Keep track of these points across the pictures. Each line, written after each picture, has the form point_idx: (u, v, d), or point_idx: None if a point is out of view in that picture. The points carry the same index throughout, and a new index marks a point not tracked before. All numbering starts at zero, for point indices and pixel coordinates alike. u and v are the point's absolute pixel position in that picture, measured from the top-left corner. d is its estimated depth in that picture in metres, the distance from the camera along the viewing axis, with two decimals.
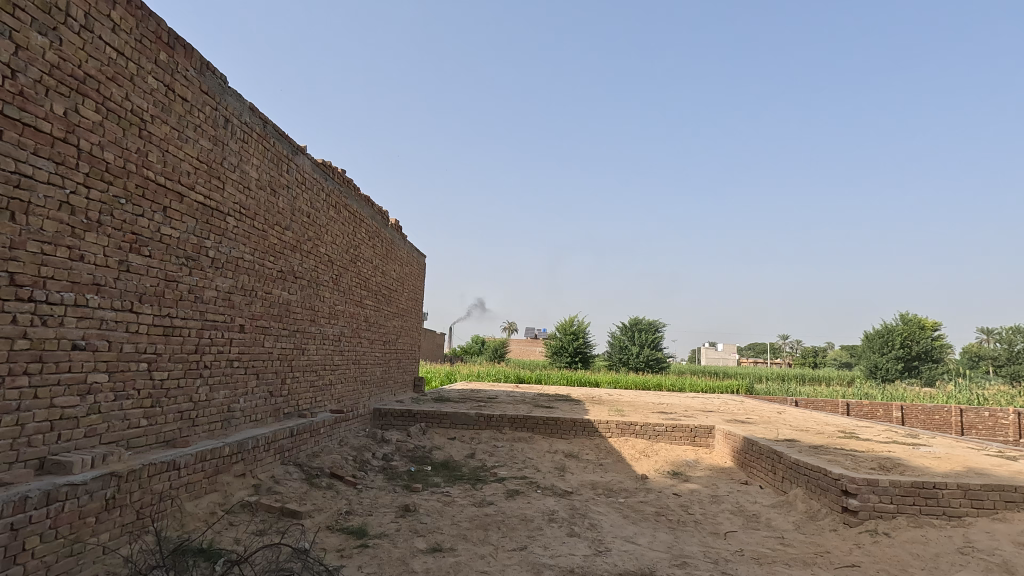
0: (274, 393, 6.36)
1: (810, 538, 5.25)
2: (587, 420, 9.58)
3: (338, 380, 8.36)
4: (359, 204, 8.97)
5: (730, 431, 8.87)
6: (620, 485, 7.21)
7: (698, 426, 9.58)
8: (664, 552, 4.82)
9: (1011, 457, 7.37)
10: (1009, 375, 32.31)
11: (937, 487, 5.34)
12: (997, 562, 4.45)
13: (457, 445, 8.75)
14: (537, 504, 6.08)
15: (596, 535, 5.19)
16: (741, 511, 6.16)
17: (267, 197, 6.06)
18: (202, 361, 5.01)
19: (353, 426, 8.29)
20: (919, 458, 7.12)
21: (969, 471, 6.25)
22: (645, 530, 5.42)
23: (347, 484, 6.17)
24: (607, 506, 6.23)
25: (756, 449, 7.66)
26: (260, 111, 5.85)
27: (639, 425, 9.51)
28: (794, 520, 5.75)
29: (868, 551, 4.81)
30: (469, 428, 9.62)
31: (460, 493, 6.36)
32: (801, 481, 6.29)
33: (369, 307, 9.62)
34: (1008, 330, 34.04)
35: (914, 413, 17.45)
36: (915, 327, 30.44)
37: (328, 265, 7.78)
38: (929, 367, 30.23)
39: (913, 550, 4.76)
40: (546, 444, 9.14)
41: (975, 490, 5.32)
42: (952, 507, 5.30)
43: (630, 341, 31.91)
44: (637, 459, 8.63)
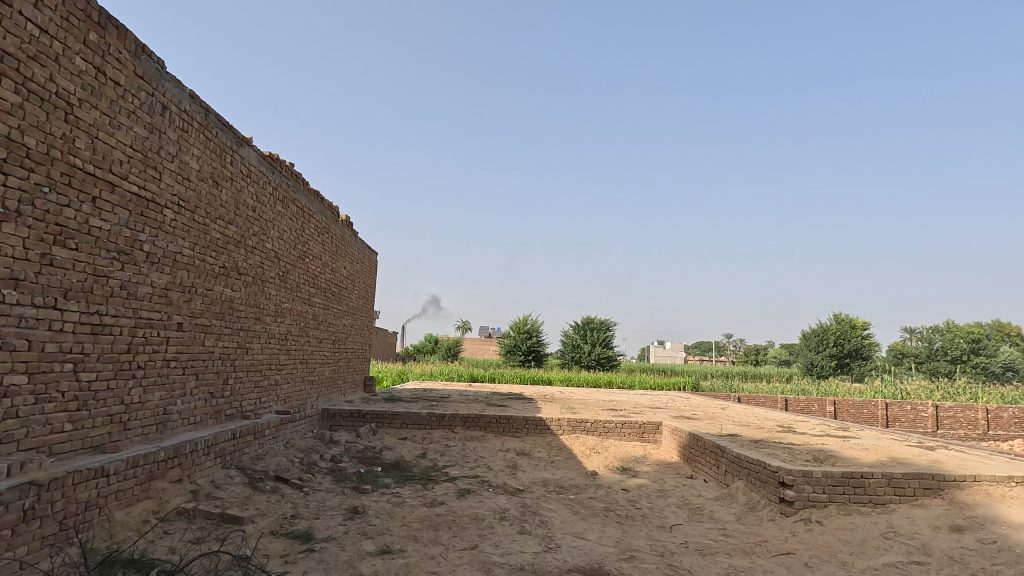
0: (214, 393, 6.08)
1: (749, 528, 5.48)
2: (539, 418, 9.66)
3: (285, 380, 8.10)
4: (308, 199, 8.71)
5: (676, 427, 9.15)
6: (570, 482, 7.30)
7: (647, 423, 9.82)
8: (613, 547, 4.91)
9: (929, 447, 7.93)
10: (928, 371, 34.86)
11: (865, 476, 5.66)
12: (917, 545, 4.78)
13: (408, 446, 8.65)
14: (488, 503, 6.08)
15: (546, 532, 5.24)
16: (687, 505, 6.36)
17: (209, 190, 5.78)
18: (135, 362, 4.73)
19: (299, 428, 8.05)
20: (849, 450, 7.57)
21: (893, 462, 6.66)
22: (593, 526, 5.51)
23: (294, 488, 5.98)
24: (558, 503, 6.30)
25: (701, 444, 7.92)
26: (201, 100, 5.58)
27: (590, 423, 9.66)
28: (735, 512, 5.98)
29: (802, 539, 5.07)
30: (420, 427, 9.50)
31: (411, 494, 6.29)
32: (742, 474, 6.55)
33: (318, 305, 9.36)
34: (929, 330, 36.63)
35: (846, 407, 18.46)
36: (847, 327, 32.29)
37: (274, 261, 7.51)
38: (859, 365, 32.16)
39: (843, 537, 5.04)
40: (498, 443, 9.14)
41: (898, 478, 5.67)
42: (878, 495, 5.63)
43: (582, 339, 32.41)
44: (588, 456, 8.77)
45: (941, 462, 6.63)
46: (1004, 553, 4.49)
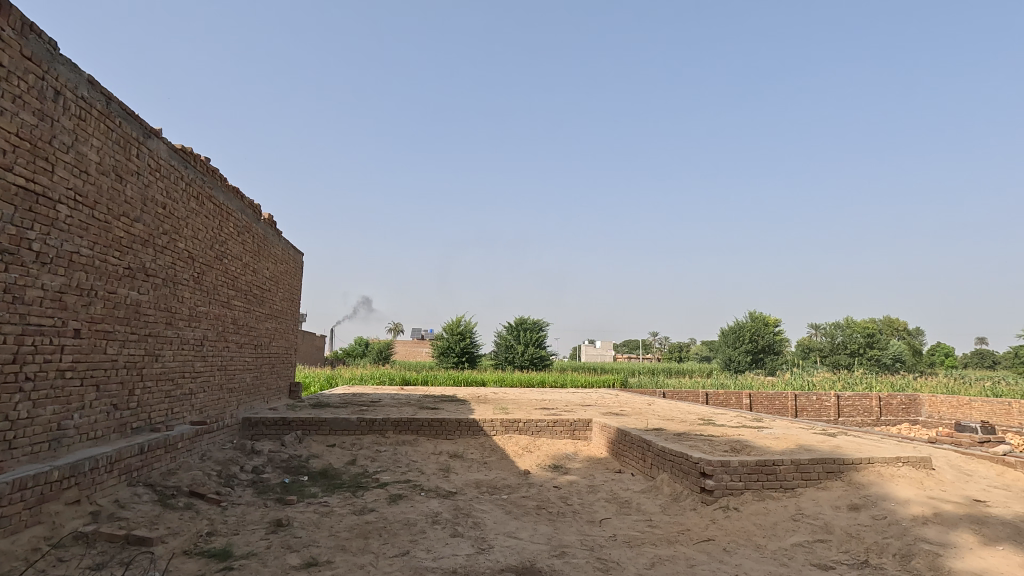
0: (118, 406, 5.60)
1: (673, 518, 5.73)
2: (472, 419, 9.64)
3: (200, 389, 7.59)
4: (226, 196, 8.22)
5: (605, 424, 9.40)
6: (503, 482, 7.34)
7: (578, 420, 10.04)
8: (545, 544, 4.98)
9: (831, 434, 8.61)
10: (830, 363, 37.96)
11: (776, 464, 6.06)
12: (820, 524, 5.18)
13: (337, 452, 8.37)
14: (420, 508, 5.98)
15: (479, 533, 5.23)
16: (615, 499, 6.56)
17: (111, 184, 5.33)
18: (22, 373, 4.27)
19: (217, 439, 7.57)
20: (762, 439, 8.09)
21: (800, 448, 7.18)
22: (526, 524, 5.57)
23: (210, 503, 5.60)
24: (490, 503, 6.30)
25: (628, 439, 8.19)
26: (102, 86, 5.14)
27: (522, 423, 9.74)
28: (660, 503, 6.24)
29: (721, 526, 5.36)
30: (349, 433, 9.21)
31: (340, 502, 6.08)
32: (667, 466, 6.84)
33: (238, 308, 8.86)
34: (831, 326, 39.95)
35: (760, 399, 19.71)
36: (761, 323, 34.53)
37: (188, 262, 7.02)
38: (772, 359, 34.48)
39: (757, 521, 5.38)
40: (430, 446, 9.03)
41: (804, 464, 6.12)
42: (787, 480, 6.05)
43: (515, 340, 32.67)
44: (520, 455, 8.84)
45: (841, 447, 7.22)
46: (893, 527, 4.95)
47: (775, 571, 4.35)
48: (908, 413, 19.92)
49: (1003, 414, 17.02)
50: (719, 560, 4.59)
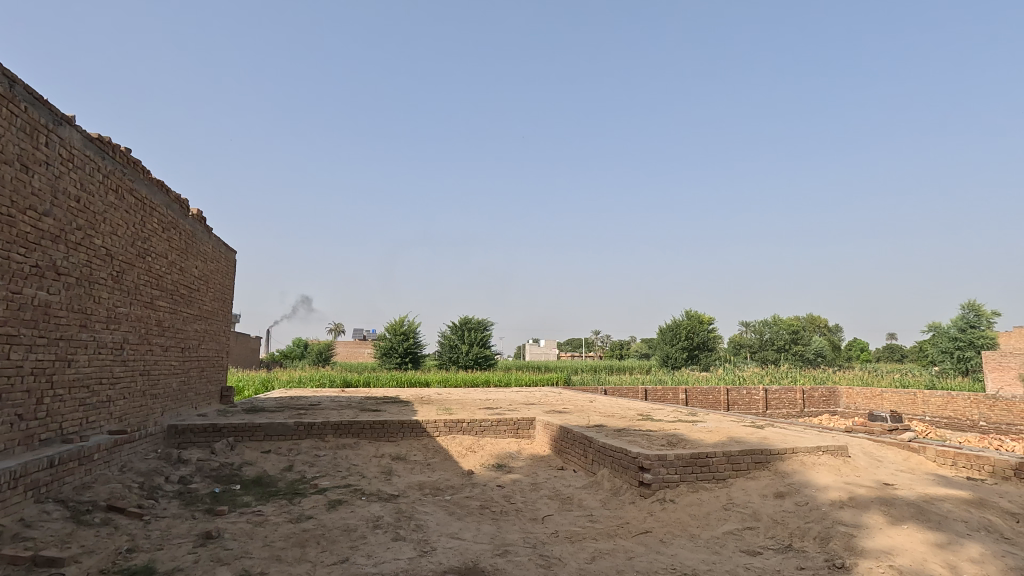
0: (24, 415, 5.14)
1: (613, 512, 5.88)
2: (415, 421, 9.52)
3: (120, 396, 7.09)
4: (149, 189, 7.71)
5: (548, 421, 9.52)
6: (447, 482, 7.29)
7: (521, 419, 10.11)
8: (488, 544, 4.99)
9: (759, 426, 9.09)
10: (760, 358, 40.11)
11: (709, 456, 6.34)
12: (749, 512, 5.46)
13: (272, 459, 8.05)
14: (360, 513, 5.84)
15: (421, 536, 5.17)
16: (557, 495, 6.66)
17: (15, 174, 4.88)
18: None
19: (138, 449, 7.09)
20: (697, 433, 8.44)
21: (731, 441, 7.53)
22: (469, 524, 5.55)
23: (130, 517, 5.24)
24: (433, 505, 6.24)
25: (570, 436, 8.33)
26: (4, 67, 4.70)
27: (466, 423, 9.72)
28: (601, 498, 6.39)
29: (659, 518, 5.55)
30: (286, 439, 8.87)
31: (275, 511, 5.84)
32: (607, 462, 7.01)
33: (162, 309, 8.34)
34: (760, 323, 42.20)
35: (695, 394, 20.55)
36: (696, 321, 35.96)
37: (105, 260, 6.55)
38: (706, 355, 36.02)
39: (691, 512, 5.60)
40: (372, 448, 8.85)
41: (735, 455, 6.43)
42: (719, 471, 6.34)
43: (460, 339, 32.55)
44: (464, 455, 8.81)
45: (768, 438, 7.64)
46: (814, 511, 5.29)
47: (708, 559, 4.55)
48: (828, 404, 21.34)
49: (909, 404, 18.55)
50: (656, 551, 4.75)
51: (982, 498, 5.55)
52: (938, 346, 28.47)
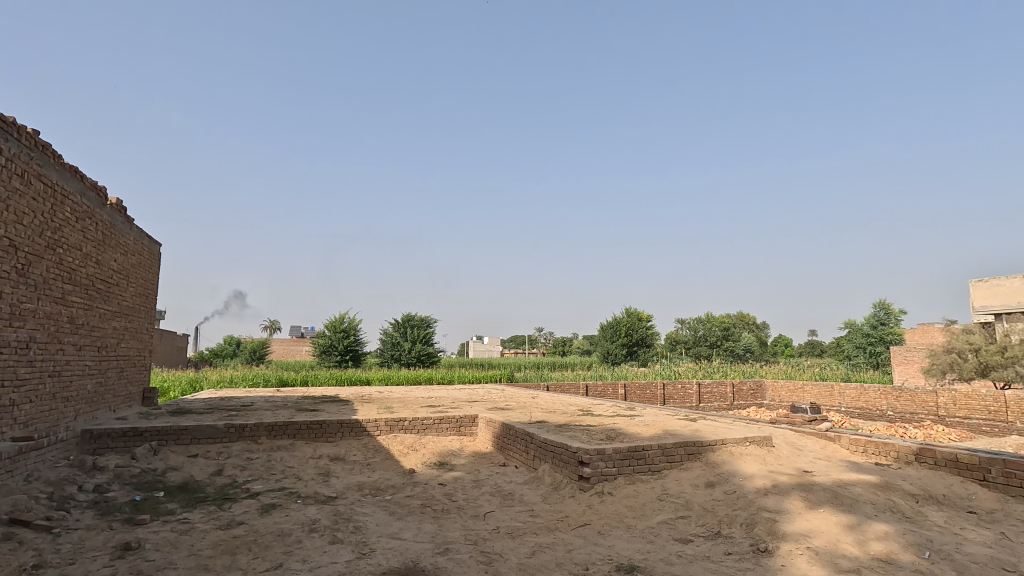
0: None
1: (553, 506, 5.98)
2: (354, 420, 9.30)
3: (25, 399, 6.51)
4: (60, 175, 7.11)
5: (490, 418, 9.55)
6: (387, 482, 7.17)
7: (464, 416, 10.09)
8: (428, 543, 4.95)
9: (692, 419, 9.48)
10: (693, 354, 41.87)
11: (645, 449, 6.56)
12: (682, 502, 5.69)
13: (200, 463, 7.64)
14: (295, 516, 5.65)
15: (360, 537, 5.06)
16: (499, 491, 6.70)
17: None
18: None
19: (46, 457, 6.54)
20: (634, 426, 8.70)
21: (666, 434, 7.82)
22: (410, 524, 5.49)
23: (37, 531, 4.83)
24: (373, 506, 6.12)
25: (512, 433, 8.39)
26: None
27: (408, 421, 9.60)
28: (542, 493, 6.48)
29: (597, 510, 5.69)
30: (215, 441, 8.44)
31: (202, 518, 5.55)
32: (548, 457, 7.11)
33: (75, 304, 7.72)
34: (694, 320, 44.05)
35: (633, 389, 21.19)
36: (635, 318, 37.04)
37: (8, 252, 5.99)
38: (645, 351, 37.21)
39: (628, 503, 5.78)
40: (309, 450, 8.57)
41: (669, 448, 6.68)
42: (654, 463, 6.57)
43: (402, 337, 32.10)
44: (405, 454, 8.68)
45: (700, 431, 7.99)
46: (741, 499, 5.58)
47: (643, 548, 4.71)
48: (755, 396, 22.49)
49: (827, 396, 19.81)
50: (594, 543, 4.87)
51: (888, 481, 6.05)
52: (853, 342, 30.71)
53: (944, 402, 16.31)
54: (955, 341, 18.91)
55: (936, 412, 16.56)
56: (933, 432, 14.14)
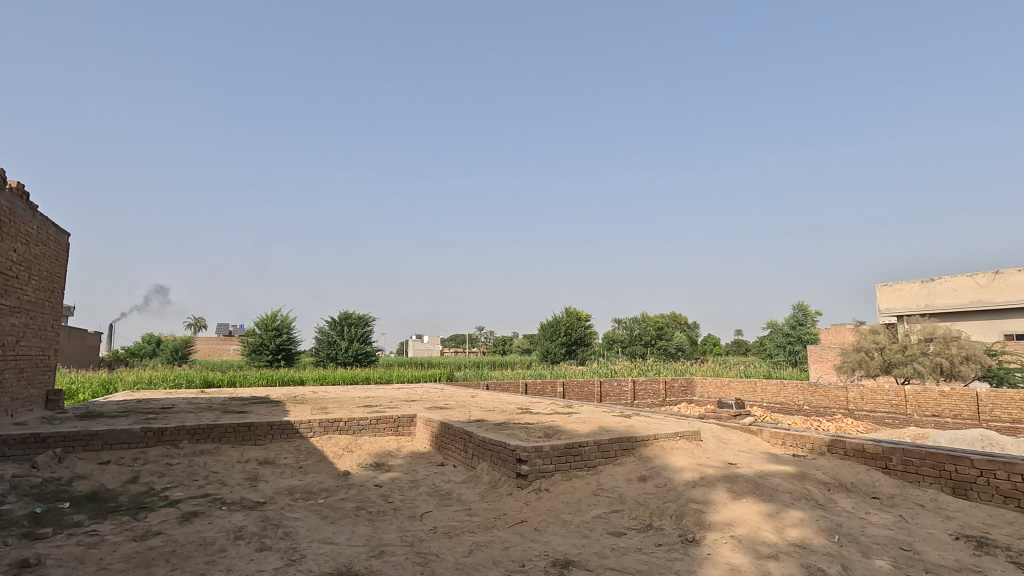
0: None
1: (491, 504, 5.99)
2: (286, 422, 8.94)
3: None
4: None
5: (428, 418, 9.43)
6: (320, 485, 6.93)
7: (402, 416, 9.91)
8: (363, 546, 4.83)
9: (627, 416, 9.75)
10: (629, 352, 43.14)
11: (582, 446, 6.70)
12: (616, 496, 5.85)
13: (113, 470, 7.10)
14: (219, 524, 5.35)
15: (290, 543, 4.87)
16: (437, 491, 6.64)
17: None
18: None
19: None
20: (572, 424, 8.85)
21: (602, 430, 8.00)
22: (343, 528, 5.34)
23: None
24: (304, 510, 5.90)
25: (451, 432, 8.32)
26: None
27: (343, 422, 9.32)
28: (480, 491, 6.48)
29: (534, 507, 5.75)
30: (130, 447, 7.87)
31: (114, 529, 5.16)
32: (486, 456, 7.11)
33: None
34: (630, 319, 45.36)
35: (572, 387, 21.55)
36: (574, 318, 37.68)
37: None
38: (583, 350, 37.96)
39: (564, 500, 5.88)
40: (235, 454, 8.16)
41: (604, 444, 6.85)
42: (591, 459, 6.71)
43: (338, 335, 31.18)
44: (340, 456, 8.43)
45: (634, 426, 8.24)
46: (671, 492, 5.80)
47: (578, 543, 4.81)
48: (686, 393, 23.65)
49: (750, 392, 21.07)
50: (531, 540, 4.92)
51: (803, 471, 6.46)
52: (775, 341, 32.70)
53: (854, 397, 17.61)
54: (863, 341, 20.46)
55: (846, 406, 17.86)
56: (843, 425, 15.26)
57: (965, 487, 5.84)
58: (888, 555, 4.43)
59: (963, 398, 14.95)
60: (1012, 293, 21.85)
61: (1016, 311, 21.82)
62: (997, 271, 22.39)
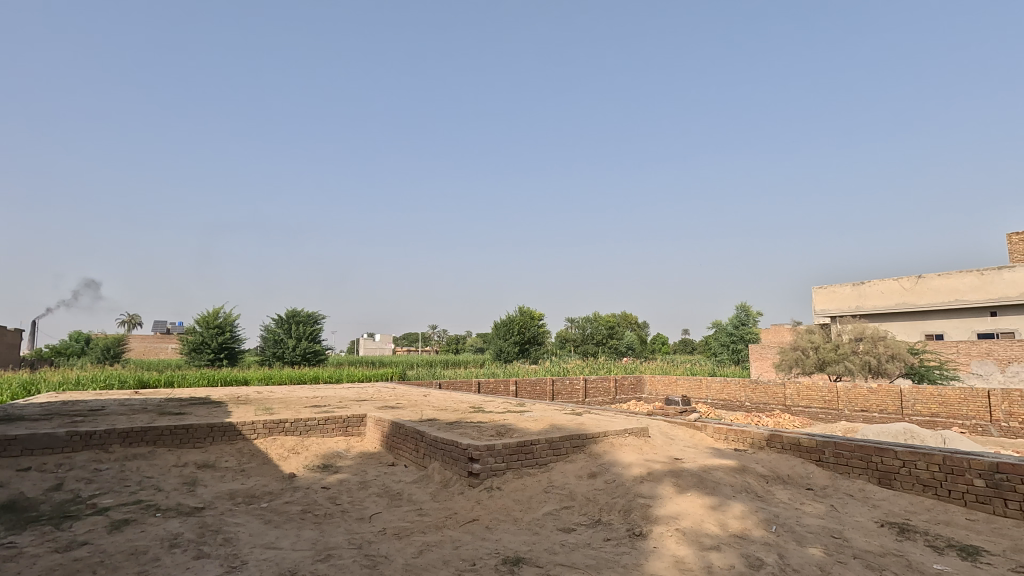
0: None
1: (442, 504, 5.95)
2: (227, 423, 8.58)
3: None
4: None
5: (379, 418, 9.26)
6: (263, 489, 6.69)
7: (351, 416, 9.69)
8: (309, 550, 4.69)
9: (578, 414, 9.88)
10: (581, 351, 43.81)
11: (533, 443, 6.75)
12: (566, 493, 5.92)
13: (34, 478, 6.61)
14: (153, 532, 5.08)
15: (230, 550, 4.67)
16: (386, 492, 6.53)
17: None
18: None
19: None
20: (524, 422, 8.89)
21: (554, 428, 8.08)
22: (288, 532, 5.18)
23: None
24: (246, 515, 5.68)
25: (402, 432, 8.21)
26: None
27: (288, 423, 9.02)
28: (431, 491, 6.43)
29: (486, 505, 5.74)
30: (54, 452, 7.35)
31: (34, 540, 4.81)
32: (438, 455, 7.06)
33: None
34: (582, 318, 46.03)
35: (524, 385, 21.67)
36: (527, 317, 37.90)
37: None
38: (536, 349, 38.25)
39: (515, 497, 5.90)
40: (172, 457, 7.77)
41: (555, 441, 6.92)
42: (542, 457, 6.77)
43: (286, 334, 30.20)
44: (285, 458, 8.16)
45: (584, 424, 8.36)
46: (620, 487, 5.92)
47: (529, 540, 4.84)
48: (635, 391, 24.21)
49: (695, 389, 21.78)
50: (481, 538, 4.92)
51: (744, 465, 6.74)
52: (720, 340, 33.98)
53: (791, 393, 18.50)
54: (800, 340, 21.53)
55: (784, 402, 18.75)
56: (780, 420, 16.00)
57: (889, 476, 6.24)
58: (820, 543, 4.68)
59: (889, 394, 16.01)
60: (933, 296, 23.53)
61: (935, 313, 23.52)
62: (919, 276, 24.10)
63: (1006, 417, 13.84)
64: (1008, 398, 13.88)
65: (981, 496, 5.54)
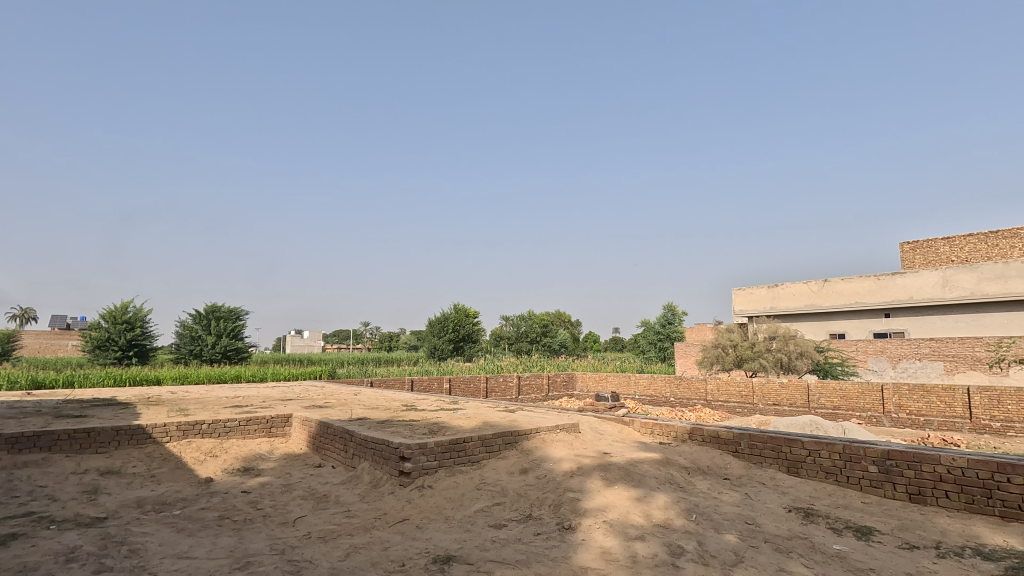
0: None
1: (371, 505, 5.81)
2: (136, 426, 7.96)
3: None
4: None
5: (306, 418, 8.90)
6: (176, 495, 6.26)
7: (275, 416, 9.26)
8: (226, 558, 4.44)
9: (511, 411, 9.92)
10: (516, 348, 44.20)
11: (465, 441, 6.73)
12: (498, 490, 5.95)
13: None
14: (46, 546, 4.62)
15: (137, 562, 4.34)
16: (312, 494, 6.29)
17: None
18: None
19: None
20: (456, 419, 8.84)
21: (486, 425, 8.08)
22: (204, 540, 4.87)
23: None
24: (156, 523, 5.29)
25: (330, 432, 7.94)
26: None
27: (206, 425, 8.50)
28: (360, 492, 6.26)
29: (416, 504, 5.66)
30: None
31: None
32: (367, 454, 6.88)
33: None
34: (517, 317, 46.38)
35: (458, 383, 21.55)
36: (462, 314, 37.73)
37: None
38: (470, 347, 38.17)
39: (447, 495, 5.86)
40: (70, 464, 7.11)
41: (488, 438, 6.93)
42: (474, 454, 6.77)
43: (204, 330, 28.43)
44: (201, 462, 7.67)
45: (516, 420, 8.42)
46: (551, 482, 6.02)
47: (460, 537, 4.82)
48: (567, 388, 24.70)
49: (623, 385, 22.51)
50: (412, 538, 4.85)
51: (668, 457, 7.04)
52: (647, 338, 35.32)
53: (711, 389, 19.51)
54: (720, 338, 22.77)
55: (704, 396, 19.78)
56: (701, 414, 16.83)
57: (796, 465, 6.72)
58: (735, 529, 4.97)
59: (798, 389, 17.25)
60: (838, 298, 25.56)
61: (839, 313, 25.57)
62: (826, 279, 26.14)
63: (896, 408, 15.26)
64: (898, 391, 15.29)
65: (874, 480, 6.08)
